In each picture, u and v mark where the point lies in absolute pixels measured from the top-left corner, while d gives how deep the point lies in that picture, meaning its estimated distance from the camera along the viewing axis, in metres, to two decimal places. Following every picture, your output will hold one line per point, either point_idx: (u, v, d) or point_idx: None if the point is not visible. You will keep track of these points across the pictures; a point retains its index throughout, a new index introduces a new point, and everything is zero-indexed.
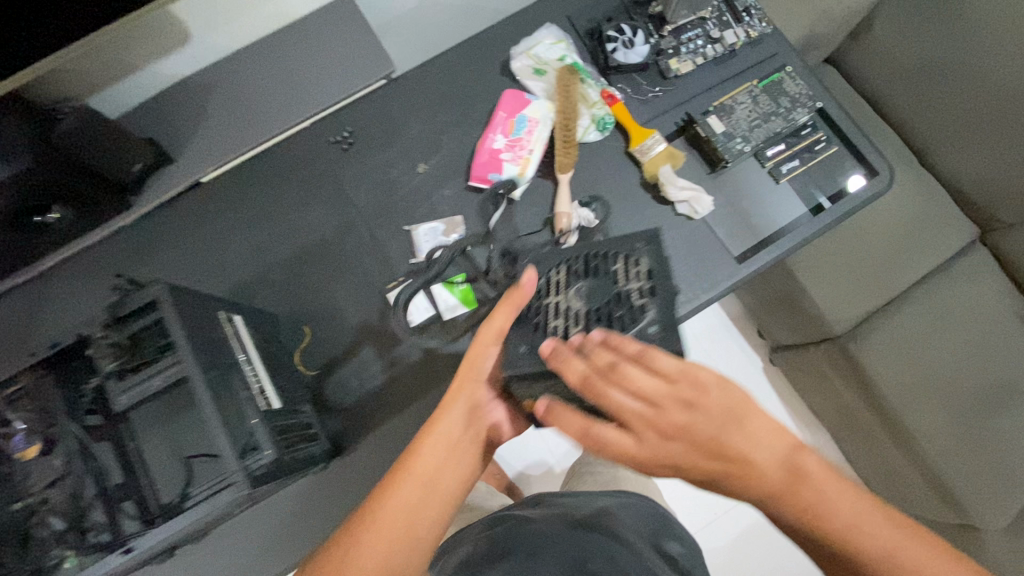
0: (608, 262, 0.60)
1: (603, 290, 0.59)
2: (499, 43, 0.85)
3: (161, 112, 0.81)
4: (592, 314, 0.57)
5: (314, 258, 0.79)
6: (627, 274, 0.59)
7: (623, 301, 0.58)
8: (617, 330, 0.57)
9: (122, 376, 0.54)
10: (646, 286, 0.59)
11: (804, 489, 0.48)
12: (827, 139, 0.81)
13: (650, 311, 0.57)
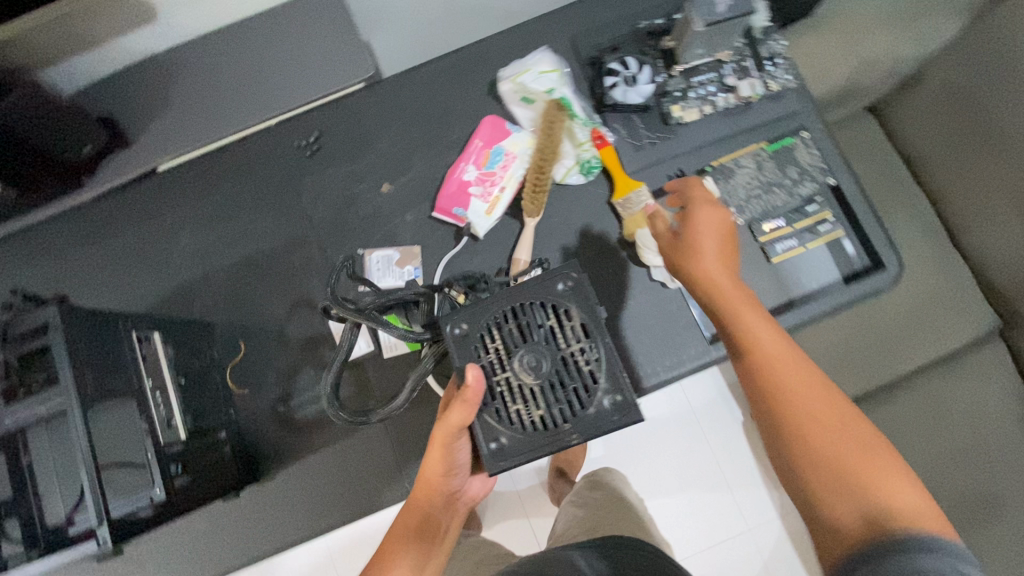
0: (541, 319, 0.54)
1: (542, 354, 0.53)
2: (489, 59, 0.78)
3: (121, 90, 0.76)
4: (532, 367, 0.52)
5: (261, 269, 0.76)
6: (563, 334, 0.53)
7: (569, 368, 0.52)
8: (560, 393, 0.52)
9: (9, 398, 0.52)
10: (583, 341, 0.53)
11: (775, 384, 0.51)
12: (835, 220, 0.72)
13: (601, 380, 0.52)
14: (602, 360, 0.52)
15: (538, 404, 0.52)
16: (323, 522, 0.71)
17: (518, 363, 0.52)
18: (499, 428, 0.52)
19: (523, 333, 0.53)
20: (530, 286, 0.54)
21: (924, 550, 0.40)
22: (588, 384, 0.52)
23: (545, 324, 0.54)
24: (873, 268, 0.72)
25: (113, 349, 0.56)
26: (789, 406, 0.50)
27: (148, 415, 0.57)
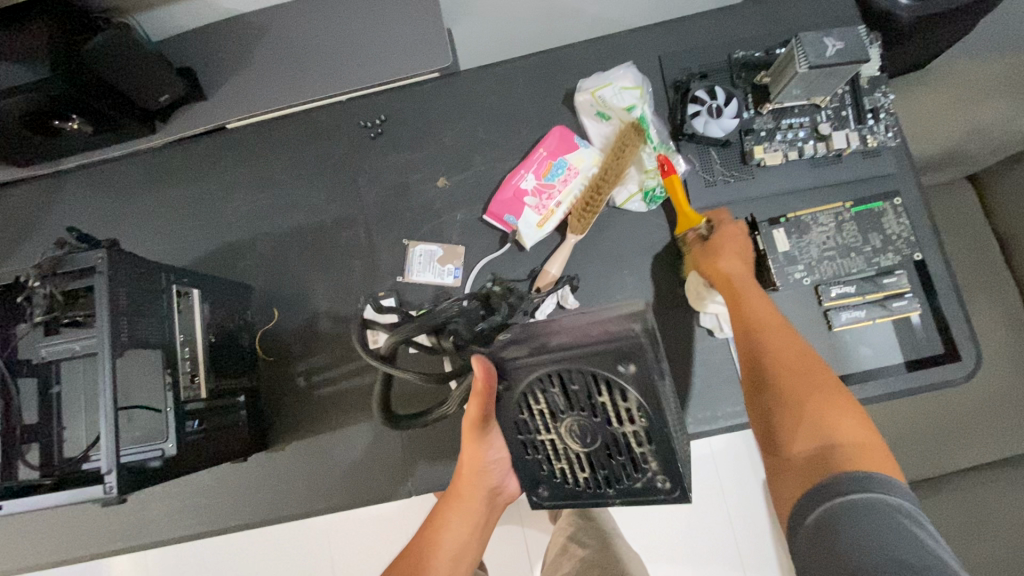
0: (592, 393, 0.46)
1: (591, 427, 0.47)
2: (570, 67, 0.74)
3: (207, 47, 0.77)
4: (580, 433, 0.48)
5: (306, 242, 0.76)
6: (615, 413, 0.46)
7: (619, 444, 0.47)
8: (609, 470, 0.49)
9: (48, 331, 0.53)
10: (641, 424, 0.46)
11: (763, 344, 0.55)
12: (912, 299, 0.65)
13: (652, 463, 0.47)
14: (656, 444, 0.47)
15: (580, 467, 0.50)
16: (320, 503, 0.71)
17: (563, 429, 0.48)
18: (542, 479, 0.52)
19: (569, 401, 0.47)
20: (585, 355, 0.45)
21: (863, 493, 0.42)
22: (637, 462, 0.48)
23: (595, 397, 0.46)
24: (945, 358, 0.65)
25: (154, 299, 0.57)
26: (776, 364, 0.53)
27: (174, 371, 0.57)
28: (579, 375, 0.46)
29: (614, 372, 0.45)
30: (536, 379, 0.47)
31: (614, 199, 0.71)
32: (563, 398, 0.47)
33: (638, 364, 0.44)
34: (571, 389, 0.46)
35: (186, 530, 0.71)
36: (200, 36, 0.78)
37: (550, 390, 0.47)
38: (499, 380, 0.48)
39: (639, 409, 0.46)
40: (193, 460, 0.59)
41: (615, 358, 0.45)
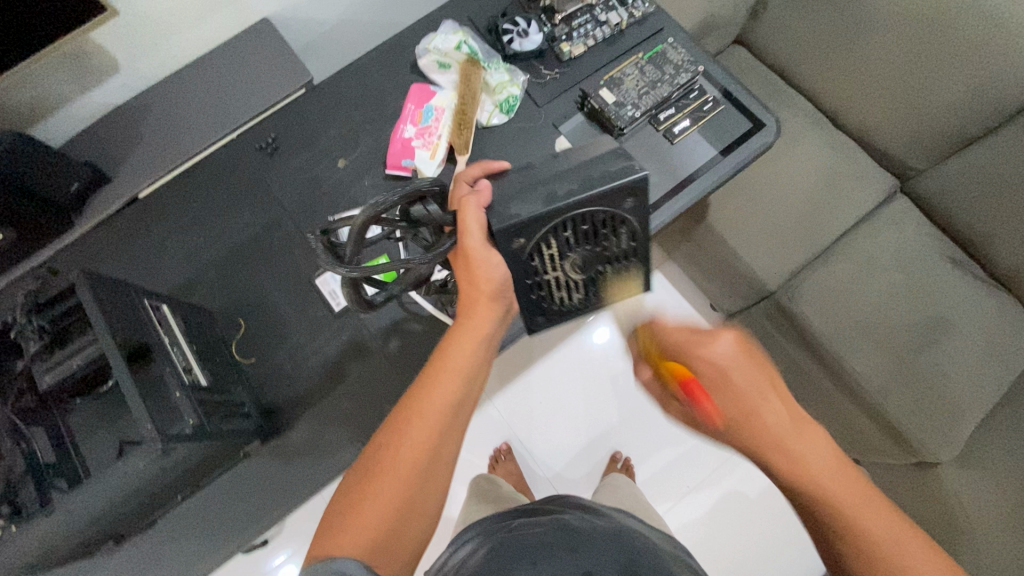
0: (600, 229, 0.67)
1: (594, 252, 0.69)
2: (406, 45, 0.93)
3: (100, 137, 0.87)
4: (580, 262, 0.69)
5: (248, 255, 0.85)
6: (613, 238, 0.69)
7: (614, 262, 0.71)
8: (599, 287, 0.71)
9: (49, 356, 0.60)
10: (632, 246, 0.70)
11: (803, 474, 0.54)
12: (714, 100, 0.89)
13: (636, 271, 0.72)
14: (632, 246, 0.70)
15: (578, 289, 0.71)
16: (346, 457, 0.77)
17: (577, 258, 0.69)
18: (539, 310, 0.71)
19: (577, 238, 0.67)
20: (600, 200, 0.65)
21: None
22: (621, 269, 0.72)
23: (601, 227, 0.67)
24: (756, 128, 0.88)
25: (132, 311, 0.64)
26: (839, 501, 0.53)
27: (172, 363, 0.64)
28: (594, 214, 0.66)
29: (619, 207, 0.67)
30: (561, 225, 0.66)
31: (480, 121, 0.88)
32: (576, 238, 0.67)
33: (638, 199, 0.66)
34: (586, 227, 0.67)
35: (234, 538, 0.75)
36: (92, 132, 0.88)
37: (568, 234, 0.67)
38: (515, 238, 0.65)
39: (630, 232, 0.69)
40: (215, 434, 0.64)
41: (621, 197, 0.66)
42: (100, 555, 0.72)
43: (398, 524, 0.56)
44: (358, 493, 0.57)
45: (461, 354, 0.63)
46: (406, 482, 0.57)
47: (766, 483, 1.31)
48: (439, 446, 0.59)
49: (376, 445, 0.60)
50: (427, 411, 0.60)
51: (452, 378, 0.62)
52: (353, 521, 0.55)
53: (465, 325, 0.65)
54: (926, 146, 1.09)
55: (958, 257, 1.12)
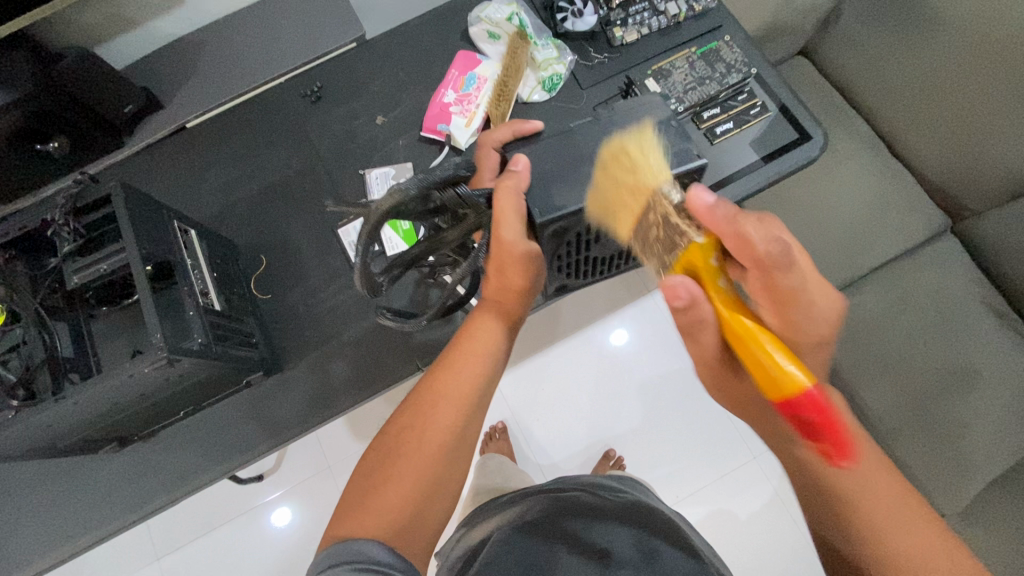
0: None
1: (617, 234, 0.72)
2: (460, 13, 0.93)
3: (157, 64, 0.91)
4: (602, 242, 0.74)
5: (277, 196, 0.88)
6: None
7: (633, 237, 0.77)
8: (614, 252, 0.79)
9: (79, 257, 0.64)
10: None
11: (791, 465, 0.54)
12: (763, 106, 0.85)
13: None
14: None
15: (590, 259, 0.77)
16: (341, 403, 0.80)
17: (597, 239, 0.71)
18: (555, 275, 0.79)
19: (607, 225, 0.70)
20: None
21: None
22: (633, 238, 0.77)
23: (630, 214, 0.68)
24: (802, 139, 0.85)
25: (161, 227, 0.67)
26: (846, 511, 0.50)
27: (190, 283, 0.67)
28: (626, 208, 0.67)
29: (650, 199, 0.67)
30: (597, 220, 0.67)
31: (521, 95, 0.87)
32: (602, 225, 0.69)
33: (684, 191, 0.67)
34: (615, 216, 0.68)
35: (227, 461, 0.78)
36: (151, 59, 0.91)
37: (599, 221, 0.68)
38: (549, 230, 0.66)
39: None
40: (220, 356, 0.67)
41: None
42: (104, 454, 0.76)
43: (424, 501, 0.55)
44: (383, 469, 0.56)
45: (482, 336, 0.64)
46: (432, 460, 0.56)
47: (760, 505, 1.29)
48: (465, 425, 0.59)
49: (397, 421, 0.59)
50: (452, 391, 0.60)
51: (476, 359, 0.63)
52: (377, 495, 0.54)
53: (490, 313, 0.67)
54: (987, 186, 1.03)
55: (1001, 308, 1.06)
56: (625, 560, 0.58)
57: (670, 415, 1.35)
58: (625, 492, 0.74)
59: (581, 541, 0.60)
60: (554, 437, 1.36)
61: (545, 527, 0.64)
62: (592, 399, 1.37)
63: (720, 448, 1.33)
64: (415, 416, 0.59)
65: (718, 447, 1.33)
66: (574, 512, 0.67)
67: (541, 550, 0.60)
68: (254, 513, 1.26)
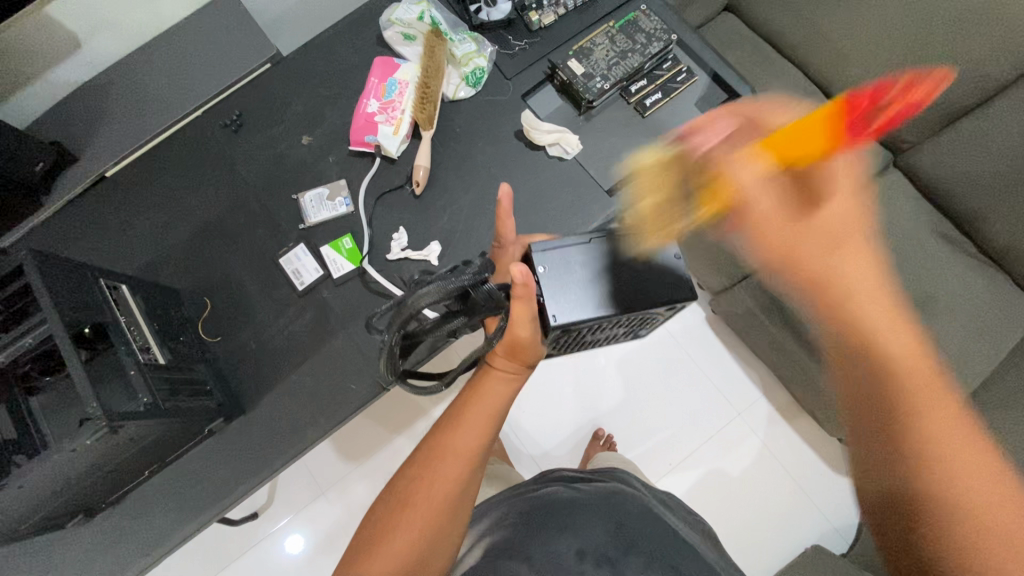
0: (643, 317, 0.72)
1: (634, 322, 0.74)
2: (371, 17, 0.90)
3: (63, 116, 0.86)
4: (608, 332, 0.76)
5: (212, 234, 0.84)
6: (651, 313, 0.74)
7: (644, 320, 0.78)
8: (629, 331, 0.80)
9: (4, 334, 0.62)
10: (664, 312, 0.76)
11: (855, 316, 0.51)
12: (688, 70, 0.86)
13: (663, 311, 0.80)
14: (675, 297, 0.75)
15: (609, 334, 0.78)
16: (308, 436, 0.78)
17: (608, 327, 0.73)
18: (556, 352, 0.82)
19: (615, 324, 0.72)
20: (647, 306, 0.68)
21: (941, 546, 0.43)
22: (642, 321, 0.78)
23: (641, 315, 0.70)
24: (733, 99, 0.85)
25: (86, 289, 0.65)
26: (914, 410, 0.47)
27: (128, 341, 0.65)
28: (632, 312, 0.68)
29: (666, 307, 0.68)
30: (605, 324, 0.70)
31: (446, 95, 0.85)
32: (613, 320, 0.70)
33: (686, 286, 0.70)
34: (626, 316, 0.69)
35: (200, 514, 0.76)
36: (56, 110, 0.86)
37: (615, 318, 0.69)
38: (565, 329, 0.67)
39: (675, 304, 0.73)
40: (172, 412, 0.66)
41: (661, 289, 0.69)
42: (72, 527, 0.74)
43: (421, 559, 0.53)
44: (387, 523, 0.54)
45: (485, 397, 0.63)
46: (439, 513, 0.55)
47: (750, 459, 1.31)
48: (467, 482, 0.57)
49: (399, 481, 0.58)
50: (458, 448, 0.58)
51: (487, 418, 0.61)
52: (376, 549, 0.53)
53: (501, 378, 0.65)
54: (919, 113, 1.05)
55: (950, 234, 1.08)
56: (605, 555, 0.58)
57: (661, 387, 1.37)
58: (604, 484, 0.75)
59: (559, 540, 0.60)
60: (543, 426, 1.36)
61: (522, 530, 0.64)
62: (577, 383, 1.37)
63: (707, 412, 1.35)
64: (421, 468, 0.57)
65: (705, 413, 1.35)
66: (554, 509, 0.66)
67: (521, 554, 0.59)
68: (251, 554, 1.24)
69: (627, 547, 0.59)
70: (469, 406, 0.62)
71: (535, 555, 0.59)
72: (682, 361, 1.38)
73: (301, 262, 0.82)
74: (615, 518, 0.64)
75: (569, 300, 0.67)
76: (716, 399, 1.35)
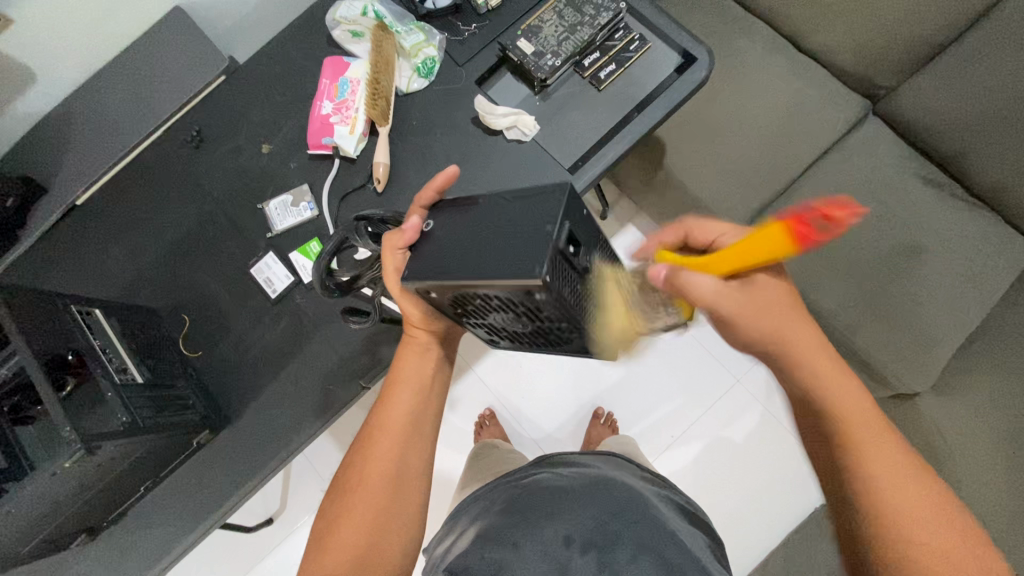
0: (516, 305, 0.52)
1: (536, 326, 0.55)
2: (318, 17, 0.89)
3: (28, 150, 0.87)
4: (500, 322, 0.57)
5: (184, 251, 0.85)
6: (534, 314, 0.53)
7: (544, 327, 0.55)
8: (544, 338, 0.58)
9: None
10: (564, 325, 0.52)
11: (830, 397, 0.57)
12: (641, 38, 0.84)
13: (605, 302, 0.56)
14: (603, 288, 0.56)
15: (527, 338, 0.60)
16: (295, 441, 0.79)
17: (503, 319, 0.57)
18: (495, 338, 0.65)
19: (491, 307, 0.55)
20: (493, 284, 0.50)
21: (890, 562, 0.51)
22: (552, 326, 0.53)
23: (525, 309, 0.52)
24: (690, 63, 0.83)
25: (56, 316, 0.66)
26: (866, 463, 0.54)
27: (102, 363, 0.67)
28: (505, 297, 0.51)
29: (533, 296, 0.48)
30: (467, 296, 0.54)
31: (399, 88, 0.85)
32: (487, 303, 0.54)
33: (563, 267, 0.48)
34: (505, 303, 0.52)
35: (198, 524, 0.78)
36: (21, 145, 0.87)
37: (489, 302, 0.54)
38: (428, 293, 0.57)
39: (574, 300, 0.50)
40: (154, 429, 0.68)
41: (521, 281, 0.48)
42: (79, 547, 0.77)
43: (377, 533, 0.59)
44: (339, 508, 0.60)
45: (408, 371, 0.66)
46: (379, 494, 0.60)
47: (753, 425, 1.31)
48: (405, 453, 0.63)
49: (346, 464, 0.64)
50: (391, 428, 0.63)
51: (410, 395, 0.65)
52: (336, 531, 0.59)
53: (413, 348, 0.67)
54: (898, 58, 1.02)
55: (936, 178, 1.05)
56: (592, 542, 0.58)
57: (655, 359, 1.35)
58: (588, 468, 0.74)
59: (546, 528, 0.60)
60: (543, 411, 1.37)
61: (508, 520, 0.64)
62: (572, 365, 1.37)
63: (706, 382, 1.34)
64: (359, 459, 0.63)
65: (703, 383, 1.34)
66: (542, 497, 0.67)
67: (508, 542, 0.60)
68: (270, 558, 1.27)
69: (613, 532, 0.59)
70: (390, 389, 0.65)
71: (522, 542, 0.59)
72: (676, 333, 1.36)
73: (272, 270, 0.82)
74: (600, 505, 0.64)
75: (427, 269, 0.55)
76: (714, 368, 1.34)
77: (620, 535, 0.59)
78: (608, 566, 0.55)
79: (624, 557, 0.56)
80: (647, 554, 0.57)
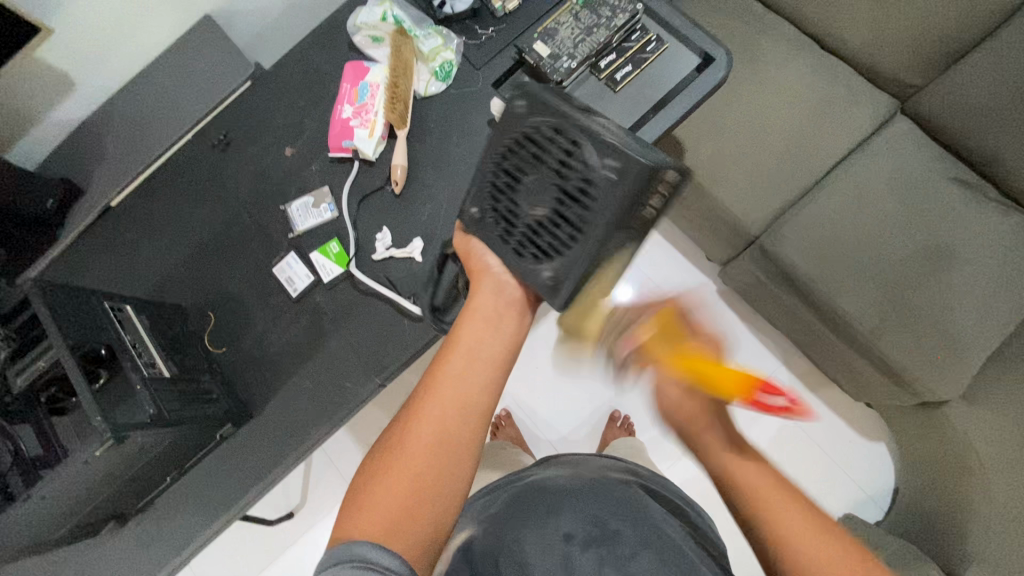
0: (524, 152, 0.61)
1: (560, 179, 0.60)
2: (340, 23, 0.91)
3: (68, 152, 0.91)
4: (530, 199, 0.62)
5: (211, 250, 0.88)
6: (548, 151, 0.60)
7: (567, 175, 0.59)
8: (574, 196, 0.59)
9: (13, 361, 0.67)
10: (576, 143, 0.59)
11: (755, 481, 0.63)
12: (658, 38, 0.83)
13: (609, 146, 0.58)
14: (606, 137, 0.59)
15: (564, 224, 0.61)
16: (312, 436, 0.81)
17: (531, 198, 0.62)
18: (543, 266, 0.63)
19: (514, 181, 0.62)
20: (498, 134, 0.63)
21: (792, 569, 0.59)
22: (570, 159, 0.59)
23: (536, 150, 0.61)
24: (708, 63, 0.82)
25: (91, 313, 0.70)
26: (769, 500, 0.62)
27: (132, 357, 0.69)
28: (515, 149, 0.62)
29: (523, 114, 0.61)
30: (490, 174, 0.64)
31: (418, 92, 0.86)
32: (507, 174, 0.63)
33: (530, 98, 0.60)
34: (518, 160, 0.61)
35: (218, 514, 0.80)
36: (62, 148, 0.91)
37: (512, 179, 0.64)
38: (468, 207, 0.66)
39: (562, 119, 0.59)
40: (179, 421, 0.71)
41: (514, 110, 0.61)
42: (108, 534, 0.80)
43: (418, 500, 0.56)
44: (377, 471, 0.58)
45: (465, 332, 0.63)
46: (419, 457, 0.57)
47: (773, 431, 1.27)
48: (453, 417, 0.59)
49: (391, 428, 0.62)
50: (450, 392, 0.60)
51: (465, 357, 0.62)
52: (372, 493, 0.57)
53: (479, 308, 0.65)
54: (929, 55, 0.99)
55: (968, 179, 1.02)
56: (593, 538, 0.60)
57: None
58: (590, 468, 0.74)
59: (547, 525, 0.62)
60: (558, 414, 1.37)
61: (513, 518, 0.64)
62: (587, 368, 1.36)
63: None
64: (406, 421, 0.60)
65: None
66: (542, 494, 0.68)
67: (509, 536, 0.62)
68: (289, 550, 1.30)
69: (617, 535, 0.60)
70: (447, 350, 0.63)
71: (525, 539, 0.61)
72: None
73: (293, 269, 0.85)
74: (603, 504, 0.65)
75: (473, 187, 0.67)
76: None
77: (621, 535, 0.60)
78: (610, 561, 0.57)
79: (626, 552, 0.58)
80: (647, 549, 0.59)
